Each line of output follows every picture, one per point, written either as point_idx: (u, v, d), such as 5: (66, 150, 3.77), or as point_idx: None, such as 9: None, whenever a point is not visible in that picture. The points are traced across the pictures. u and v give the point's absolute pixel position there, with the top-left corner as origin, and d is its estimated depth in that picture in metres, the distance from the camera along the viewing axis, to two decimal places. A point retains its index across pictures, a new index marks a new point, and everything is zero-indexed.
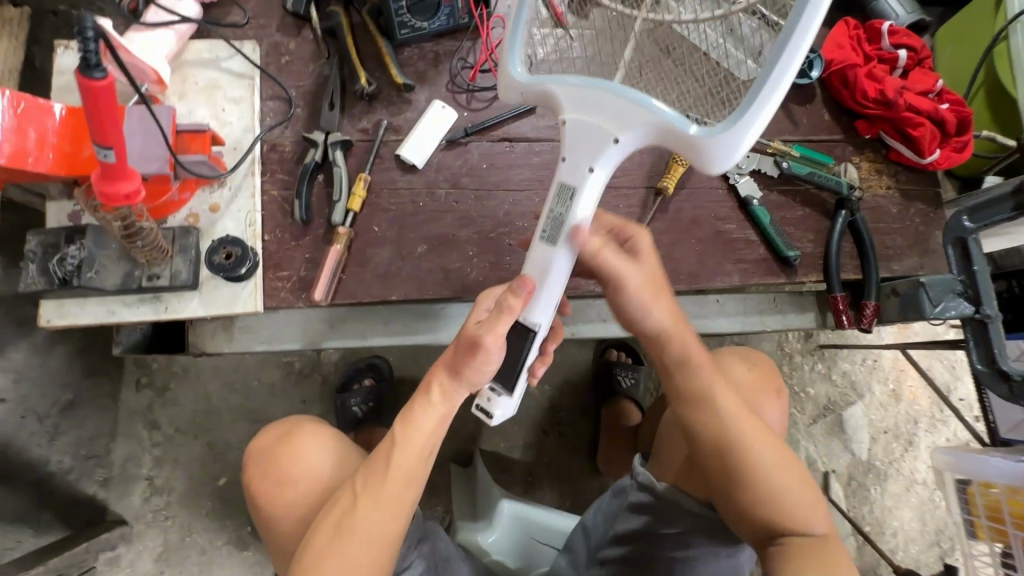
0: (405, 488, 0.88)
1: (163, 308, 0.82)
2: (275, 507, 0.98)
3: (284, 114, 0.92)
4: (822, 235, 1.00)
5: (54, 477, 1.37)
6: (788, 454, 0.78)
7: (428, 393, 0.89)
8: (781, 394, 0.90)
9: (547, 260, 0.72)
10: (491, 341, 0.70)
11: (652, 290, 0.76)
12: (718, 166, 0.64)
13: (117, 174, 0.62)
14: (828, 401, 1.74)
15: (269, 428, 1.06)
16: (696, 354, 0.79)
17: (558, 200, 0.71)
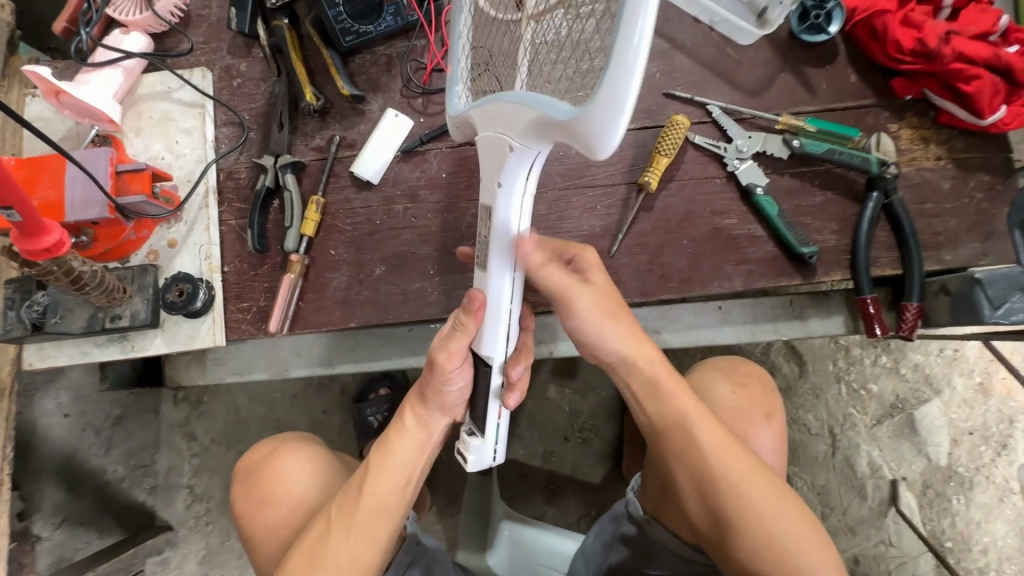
0: (384, 522, 0.71)
1: (130, 346, 0.84)
2: (261, 536, 0.85)
3: (238, 139, 0.89)
4: (849, 224, 0.83)
5: (111, 484, 1.50)
6: (782, 485, 0.66)
7: (400, 419, 0.75)
8: (773, 416, 0.80)
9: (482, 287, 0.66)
10: (445, 359, 0.67)
11: (606, 306, 0.70)
12: (602, 147, 0.44)
13: (33, 229, 0.62)
14: (896, 398, 1.44)
15: (257, 446, 0.94)
16: (669, 376, 0.70)
17: (484, 224, 0.64)
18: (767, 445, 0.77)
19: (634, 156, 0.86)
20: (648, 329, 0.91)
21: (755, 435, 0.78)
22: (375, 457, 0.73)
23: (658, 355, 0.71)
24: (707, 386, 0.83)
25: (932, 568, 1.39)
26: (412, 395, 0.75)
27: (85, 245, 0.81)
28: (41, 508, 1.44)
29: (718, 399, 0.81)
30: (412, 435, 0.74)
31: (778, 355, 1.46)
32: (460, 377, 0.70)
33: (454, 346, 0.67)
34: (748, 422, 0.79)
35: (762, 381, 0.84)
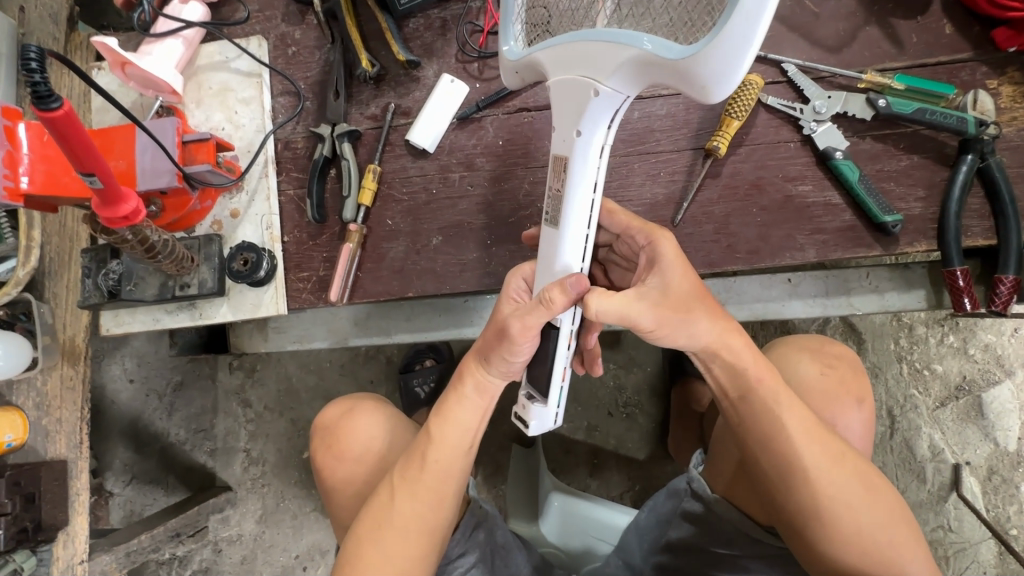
0: (449, 485, 0.72)
1: (198, 314, 0.86)
2: (336, 491, 0.88)
3: (294, 109, 0.89)
4: (937, 191, 0.77)
5: (174, 446, 1.59)
6: (869, 473, 0.65)
7: (461, 385, 0.72)
8: (862, 400, 0.76)
9: (553, 247, 0.64)
10: (519, 333, 0.64)
11: (676, 313, 0.65)
12: (716, 91, 0.49)
13: (114, 197, 0.64)
14: (963, 379, 1.36)
15: (332, 403, 0.96)
16: (755, 365, 0.67)
17: (556, 176, 0.63)
18: (854, 429, 0.75)
19: (700, 120, 0.82)
20: None
21: (842, 418, 0.75)
22: (436, 424, 0.72)
23: (746, 341, 0.68)
24: (791, 365, 0.80)
25: (995, 555, 1.33)
26: (471, 359, 0.72)
27: (155, 215, 0.82)
28: (112, 466, 1.56)
29: (803, 380, 0.77)
30: (474, 403, 0.72)
31: (835, 333, 1.40)
32: (529, 348, 0.66)
33: (529, 318, 0.64)
34: (835, 406, 0.76)
35: (852, 366, 0.79)
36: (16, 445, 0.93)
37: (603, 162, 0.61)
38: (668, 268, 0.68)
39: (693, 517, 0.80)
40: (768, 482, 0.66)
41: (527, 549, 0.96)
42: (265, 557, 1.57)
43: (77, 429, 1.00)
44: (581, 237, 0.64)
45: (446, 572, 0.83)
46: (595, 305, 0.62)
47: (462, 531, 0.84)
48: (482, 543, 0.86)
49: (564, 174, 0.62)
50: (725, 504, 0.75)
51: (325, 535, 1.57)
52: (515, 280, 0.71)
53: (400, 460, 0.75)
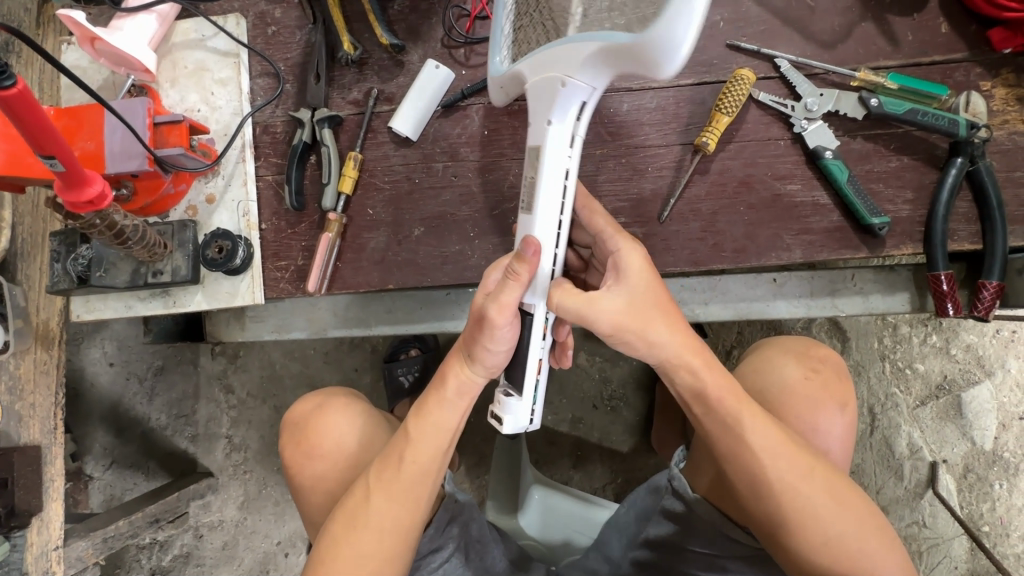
0: (423, 485, 0.72)
1: (171, 302, 0.84)
2: (306, 488, 0.87)
3: (274, 91, 0.86)
4: (926, 193, 0.76)
5: (155, 431, 1.57)
6: (839, 481, 0.65)
7: (442, 385, 0.70)
8: (845, 404, 0.76)
9: (526, 231, 0.65)
10: (495, 313, 0.62)
11: (632, 318, 0.65)
12: (667, 65, 0.52)
13: (77, 180, 0.61)
14: (944, 379, 1.37)
15: (304, 397, 0.95)
16: (716, 384, 0.66)
17: (529, 167, 0.64)
18: (835, 432, 0.74)
19: (690, 114, 0.80)
20: (696, 300, 0.86)
21: (822, 422, 0.74)
22: (415, 424, 0.71)
23: (705, 359, 0.67)
24: (775, 369, 0.79)
25: (967, 550, 1.36)
26: (456, 358, 0.70)
27: (125, 198, 0.79)
28: (91, 450, 1.54)
29: (786, 383, 0.77)
30: (454, 403, 0.71)
31: (821, 330, 1.39)
32: (509, 335, 0.65)
33: (506, 300, 0.62)
34: (815, 409, 0.75)
35: (836, 369, 0.79)
36: None
37: (577, 150, 0.63)
38: (629, 280, 0.66)
39: (675, 514, 0.79)
40: (739, 495, 0.66)
41: (505, 543, 0.96)
42: (246, 542, 1.57)
43: (51, 414, 0.98)
44: (555, 223, 0.64)
45: (418, 566, 0.83)
46: (556, 297, 0.64)
47: (435, 527, 0.82)
48: (458, 537, 0.86)
49: (536, 162, 0.63)
50: (704, 505, 0.74)
51: None
52: (492, 271, 0.70)
53: (376, 461, 0.73)
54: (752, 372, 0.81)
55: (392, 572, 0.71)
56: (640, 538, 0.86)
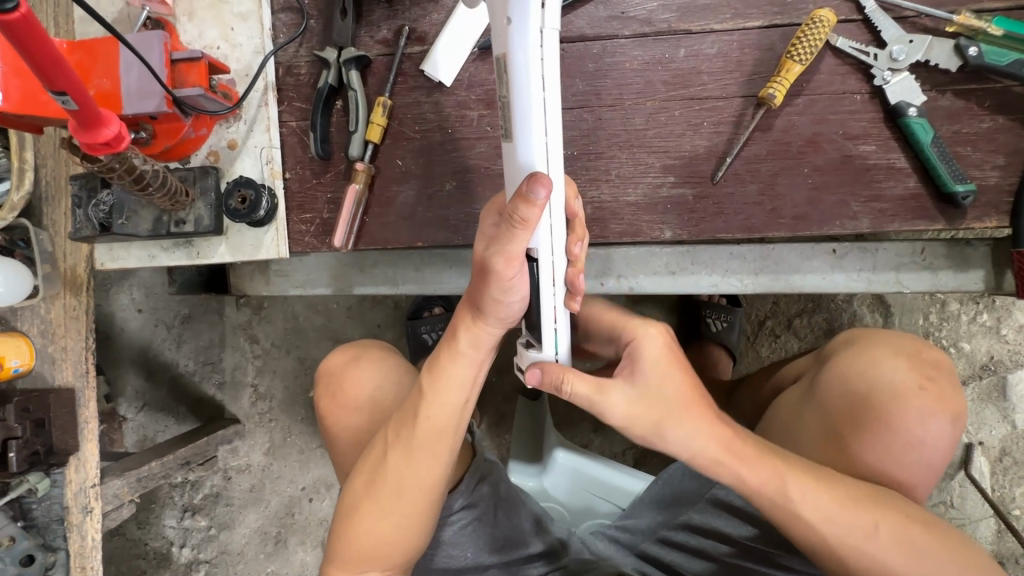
0: (443, 441, 0.70)
1: (195, 253, 0.81)
2: (339, 436, 0.87)
3: (298, 28, 0.80)
4: (1021, 159, 0.68)
5: (183, 376, 1.60)
6: (912, 531, 0.59)
7: (455, 340, 0.65)
8: (956, 417, 0.69)
9: (509, 163, 0.56)
10: (504, 266, 0.54)
11: (650, 408, 0.59)
12: None
13: (92, 121, 0.58)
14: (990, 359, 1.30)
15: (338, 348, 0.94)
16: (754, 474, 0.60)
17: (501, 83, 0.54)
18: (941, 444, 0.68)
19: (756, 62, 0.72)
20: (745, 270, 0.79)
21: (932, 433, 0.68)
22: (430, 380, 0.68)
23: (740, 444, 0.60)
24: (882, 372, 0.71)
25: (993, 532, 1.32)
26: (465, 314, 0.64)
27: (145, 142, 0.73)
28: (124, 392, 1.58)
29: (896, 388, 0.70)
30: (469, 359, 0.66)
31: (863, 304, 1.31)
32: (522, 284, 0.56)
33: (513, 250, 0.53)
34: (920, 420, 0.68)
35: (949, 376, 0.72)
36: (22, 371, 0.92)
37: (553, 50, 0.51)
38: (646, 370, 0.60)
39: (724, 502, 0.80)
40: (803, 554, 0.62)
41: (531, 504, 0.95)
42: (272, 486, 1.62)
43: (83, 358, 0.97)
44: (541, 145, 0.53)
45: (446, 523, 0.83)
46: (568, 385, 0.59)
47: (466, 484, 0.83)
48: (488, 496, 0.86)
49: (506, 75, 0.53)
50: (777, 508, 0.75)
51: (331, 470, 1.61)
52: (487, 215, 0.60)
53: (394, 416, 0.72)
54: (856, 372, 0.72)
55: (412, 528, 0.71)
56: (681, 520, 0.86)
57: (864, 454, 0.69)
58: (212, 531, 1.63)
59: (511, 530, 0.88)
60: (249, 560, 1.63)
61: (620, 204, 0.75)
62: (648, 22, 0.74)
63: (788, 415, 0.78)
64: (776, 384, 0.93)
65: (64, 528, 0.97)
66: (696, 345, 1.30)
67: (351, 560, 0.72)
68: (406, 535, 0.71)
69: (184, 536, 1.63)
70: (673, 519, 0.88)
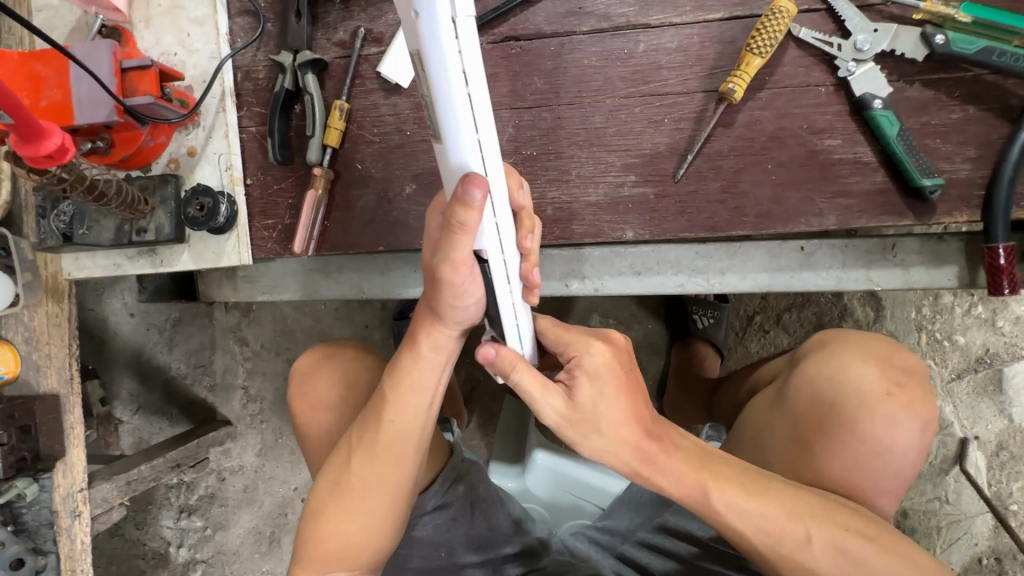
0: (407, 443, 0.68)
1: (159, 261, 0.81)
2: (310, 439, 0.86)
3: (255, 32, 0.79)
4: (992, 151, 0.66)
5: (175, 380, 1.61)
6: (852, 542, 0.56)
7: (415, 342, 0.64)
8: (927, 423, 0.67)
9: (444, 164, 0.49)
10: (451, 274, 0.51)
11: (578, 418, 0.56)
12: None
13: (32, 132, 0.57)
14: (985, 352, 1.27)
15: (312, 348, 0.93)
16: (677, 484, 0.57)
17: (420, 80, 0.46)
18: (906, 453, 0.66)
19: (716, 55, 0.70)
20: (711, 269, 0.77)
21: (897, 442, 0.66)
22: (392, 383, 0.66)
23: (664, 457, 0.57)
24: (849, 375, 0.69)
25: (990, 528, 1.27)
26: (424, 317, 0.62)
27: (103, 151, 0.74)
28: (119, 396, 1.59)
29: (863, 393, 0.67)
30: (430, 361, 0.64)
31: (853, 298, 1.28)
32: (475, 287, 0.54)
33: (459, 257, 0.50)
34: (884, 427, 0.66)
35: (921, 383, 0.69)
36: (8, 378, 0.88)
37: (473, 38, 0.43)
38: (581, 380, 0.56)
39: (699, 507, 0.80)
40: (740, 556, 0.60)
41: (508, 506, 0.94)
42: (265, 487, 1.64)
43: (68, 364, 0.95)
44: (475, 146, 0.47)
45: (416, 526, 0.82)
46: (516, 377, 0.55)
47: (439, 484, 0.82)
48: (464, 496, 0.84)
49: (425, 72, 0.44)
50: None
51: None
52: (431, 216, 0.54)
53: (358, 420, 0.70)
54: (823, 377, 0.70)
55: (380, 531, 0.69)
56: (657, 523, 0.86)
57: (825, 464, 0.67)
58: (208, 531, 1.65)
59: (487, 532, 0.86)
60: (245, 560, 1.65)
61: (582, 204, 0.73)
62: (606, 17, 0.72)
63: (758, 419, 0.76)
64: (753, 385, 0.91)
65: (53, 532, 0.94)
66: (682, 342, 1.27)
67: (318, 563, 0.69)
68: (370, 540, 0.69)
69: (181, 537, 1.65)
70: (651, 521, 0.87)
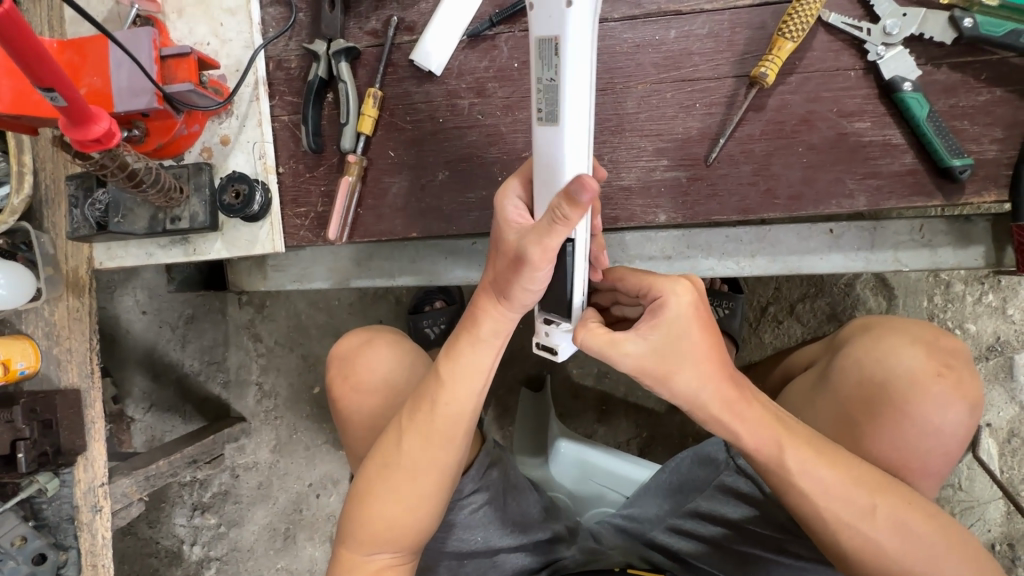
0: (459, 426, 0.68)
1: (192, 250, 0.81)
2: (349, 421, 0.87)
3: (287, 21, 0.79)
4: (1019, 132, 0.67)
5: (189, 376, 1.61)
6: (909, 514, 0.59)
7: (476, 327, 0.63)
8: (974, 406, 0.67)
9: (546, 147, 0.53)
10: (539, 257, 0.52)
11: (658, 365, 0.57)
12: None
13: (81, 116, 0.58)
14: (996, 340, 1.28)
15: (349, 333, 0.94)
16: (751, 433, 0.60)
17: (542, 66, 0.52)
18: (956, 434, 0.67)
19: (747, 41, 0.71)
20: (742, 252, 0.79)
21: (948, 422, 0.66)
22: (446, 366, 0.66)
23: (748, 407, 0.60)
24: (895, 355, 0.70)
25: (1002, 514, 1.28)
26: (487, 299, 0.61)
27: (138, 139, 0.75)
28: (131, 394, 1.58)
29: (910, 374, 0.68)
30: (489, 345, 0.64)
31: (866, 288, 1.30)
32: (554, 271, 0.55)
33: (552, 243, 0.51)
34: (936, 407, 0.66)
35: (967, 365, 0.70)
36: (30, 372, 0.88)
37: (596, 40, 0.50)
38: (665, 331, 0.57)
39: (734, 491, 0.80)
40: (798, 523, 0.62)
41: (539, 491, 0.94)
42: (279, 483, 1.64)
43: (89, 358, 0.93)
44: (581, 131, 0.52)
45: (455, 508, 0.82)
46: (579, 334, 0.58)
47: (476, 469, 0.82)
48: (498, 481, 0.85)
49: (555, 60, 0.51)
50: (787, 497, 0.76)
51: (337, 466, 1.62)
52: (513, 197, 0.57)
53: (408, 403, 0.71)
54: (872, 360, 0.71)
55: (427, 513, 0.70)
56: (689, 509, 0.85)
57: (873, 442, 0.68)
58: (222, 528, 1.64)
59: (521, 516, 0.87)
60: (259, 557, 1.64)
61: (614, 188, 0.75)
62: (637, 4, 0.73)
63: (801, 402, 0.78)
64: (785, 370, 0.93)
65: (75, 527, 0.92)
66: None
67: (364, 545, 0.70)
68: (417, 522, 0.70)
69: (194, 534, 1.64)
70: (681, 508, 0.86)
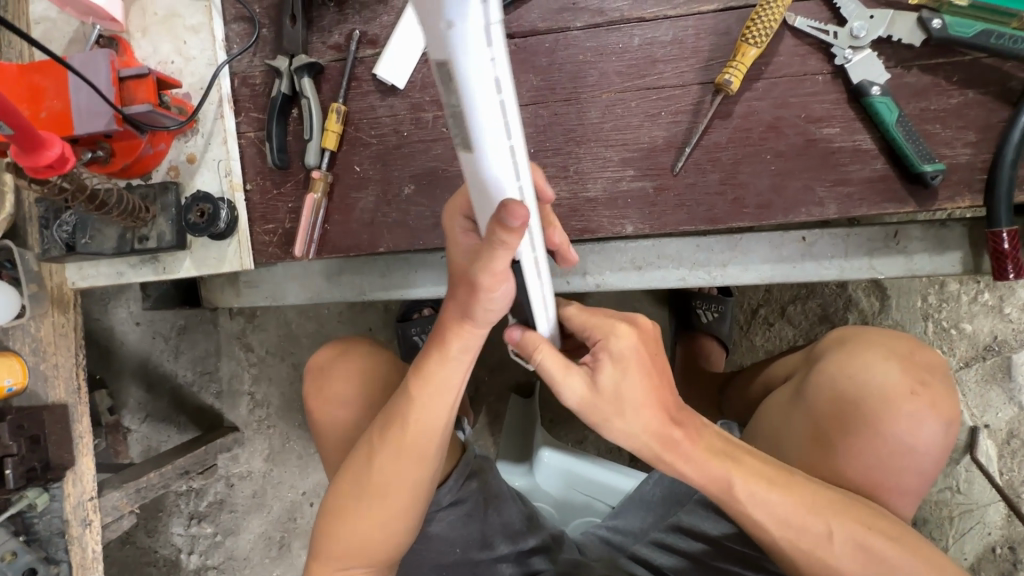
0: (432, 442, 0.67)
1: (162, 268, 0.81)
2: (325, 432, 0.87)
3: (250, 37, 0.79)
4: (993, 134, 0.65)
5: (182, 387, 1.61)
6: (869, 540, 0.57)
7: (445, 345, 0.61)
8: (949, 422, 0.66)
9: (474, 177, 0.47)
10: (490, 282, 0.49)
11: (601, 405, 0.56)
12: None
13: (31, 142, 0.58)
14: (993, 339, 1.25)
15: (326, 345, 0.94)
16: (703, 472, 0.57)
17: (447, 89, 0.42)
18: (931, 450, 0.66)
19: (712, 47, 0.70)
20: (713, 262, 0.77)
21: (922, 440, 0.65)
22: (418, 383, 0.64)
23: (693, 442, 0.58)
24: (870, 371, 0.68)
25: (1003, 517, 1.23)
26: (452, 317, 0.58)
27: (103, 160, 0.74)
28: (127, 404, 1.59)
29: (884, 389, 0.67)
30: (460, 362, 0.62)
31: (857, 289, 1.28)
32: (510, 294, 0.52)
33: (500, 268, 0.48)
34: (908, 424, 0.65)
35: (942, 380, 0.69)
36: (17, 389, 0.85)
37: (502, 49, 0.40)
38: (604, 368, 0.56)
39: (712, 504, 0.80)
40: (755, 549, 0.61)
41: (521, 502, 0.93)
42: (273, 492, 1.64)
43: (75, 374, 0.91)
44: (506, 151, 0.45)
45: (433, 518, 0.82)
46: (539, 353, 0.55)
47: (454, 479, 0.82)
48: (476, 492, 0.85)
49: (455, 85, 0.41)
50: None
51: None
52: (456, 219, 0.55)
53: (380, 419, 0.69)
54: (846, 376, 0.69)
55: (400, 526, 0.70)
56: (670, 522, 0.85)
57: (847, 459, 0.66)
58: (218, 538, 1.65)
59: (500, 528, 0.86)
60: (255, 565, 1.64)
61: (581, 200, 0.73)
62: (600, 12, 0.72)
63: (778, 417, 0.75)
64: (766, 381, 0.90)
65: (64, 542, 0.89)
66: (685, 337, 1.27)
67: (336, 558, 0.69)
68: (390, 535, 0.69)
69: (190, 544, 1.64)
70: (663, 521, 0.86)
